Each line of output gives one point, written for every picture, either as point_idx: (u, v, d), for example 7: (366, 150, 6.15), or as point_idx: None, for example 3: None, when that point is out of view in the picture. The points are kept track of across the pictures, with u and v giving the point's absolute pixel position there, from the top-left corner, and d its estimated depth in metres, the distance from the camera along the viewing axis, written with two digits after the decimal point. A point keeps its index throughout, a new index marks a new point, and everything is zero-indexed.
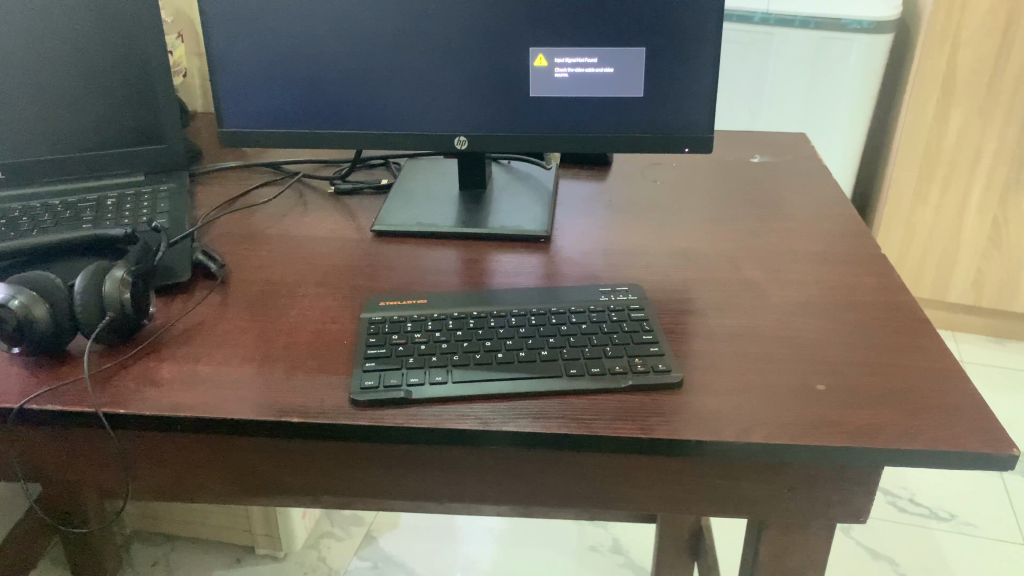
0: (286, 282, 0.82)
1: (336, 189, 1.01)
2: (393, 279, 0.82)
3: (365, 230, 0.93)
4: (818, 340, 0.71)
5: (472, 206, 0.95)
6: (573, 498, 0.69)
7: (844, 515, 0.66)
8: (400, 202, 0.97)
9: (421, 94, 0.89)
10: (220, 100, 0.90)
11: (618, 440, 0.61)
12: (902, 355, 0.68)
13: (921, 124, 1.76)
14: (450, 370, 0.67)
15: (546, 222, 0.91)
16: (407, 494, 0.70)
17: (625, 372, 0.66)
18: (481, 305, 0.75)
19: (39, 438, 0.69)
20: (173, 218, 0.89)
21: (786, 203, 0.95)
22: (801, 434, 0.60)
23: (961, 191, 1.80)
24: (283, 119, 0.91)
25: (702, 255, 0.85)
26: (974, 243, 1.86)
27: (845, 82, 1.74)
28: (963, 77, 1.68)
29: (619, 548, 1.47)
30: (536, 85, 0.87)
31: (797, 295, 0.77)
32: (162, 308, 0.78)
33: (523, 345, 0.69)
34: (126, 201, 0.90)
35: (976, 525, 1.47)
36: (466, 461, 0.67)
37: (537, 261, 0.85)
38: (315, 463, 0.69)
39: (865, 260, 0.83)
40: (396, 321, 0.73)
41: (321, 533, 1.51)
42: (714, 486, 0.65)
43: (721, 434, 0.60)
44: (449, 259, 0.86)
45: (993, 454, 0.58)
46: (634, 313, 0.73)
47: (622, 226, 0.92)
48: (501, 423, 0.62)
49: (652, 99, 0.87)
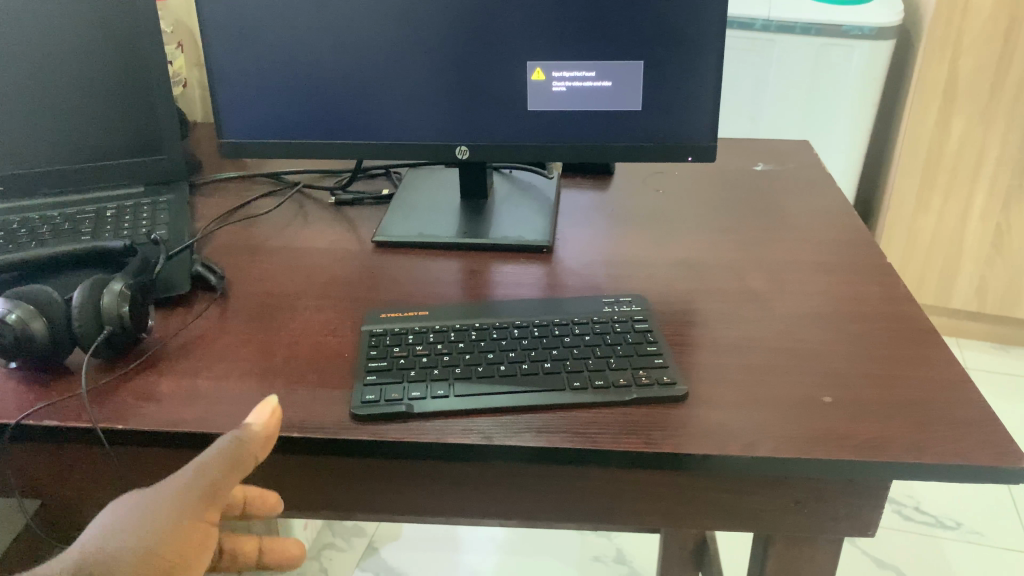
0: (287, 294, 0.81)
1: (337, 199, 1.01)
2: (393, 290, 0.81)
3: (365, 240, 0.92)
4: (823, 351, 0.70)
5: (474, 216, 0.95)
6: (578, 514, 0.68)
7: (852, 528, 0.65)
8: (401, 212, 0.96)
9: (421, 103, 0.88)
10: (220, 111, 0.90)
11: (623, 454, 0.60)
12: (908, 366, 0.67)
13: (922, 130, 1.76)
14: (452, 384, 0.66)
15: (548, 232, 0.91)
16: (410, 509, 0.69)
17: (629, 384, 0.65)
18: (482, 318, 0.74)
19: (38, 455, 0.68)
20: (172, 230, 0.88)
21: (789, 212, 0.95)
22: (808, 447, 0.59)
23: (964, 198, 1.80)
24: (284, 130, 0.91)
25: (706, 265, 0.84)
26: (977, 248, 1.85)
27: (846, 88, 1.74)
28: (963, 83, 1.67)
29: (622, 558, 1.46)
30: (534, 99, 0.87)
31: (802, 305, 0.76)
32: (161, 322, 0.77)
33: (526, 358, 0.68)
34: (125, 212, 0.90)
35: (981, 534, 1.46)
36: (469, 475, 0.66)
37: (539, 273, 0.84)
38: (316, 478, 0.68)
39: (869, 270, 0.82)
40: (397, 334, 0.72)
41: (323, 544, 1.51)
42: (720, 499, 0.65)
43: (727, 447, 0.59)
44: (450, 270, 0.86)
45: (1003, 468, 0.57)
46: (638, 325, 0.72)
47: (624, 235, 0.91)
48: (503, 438, 0.61)
49: (653, 109, 0.86)
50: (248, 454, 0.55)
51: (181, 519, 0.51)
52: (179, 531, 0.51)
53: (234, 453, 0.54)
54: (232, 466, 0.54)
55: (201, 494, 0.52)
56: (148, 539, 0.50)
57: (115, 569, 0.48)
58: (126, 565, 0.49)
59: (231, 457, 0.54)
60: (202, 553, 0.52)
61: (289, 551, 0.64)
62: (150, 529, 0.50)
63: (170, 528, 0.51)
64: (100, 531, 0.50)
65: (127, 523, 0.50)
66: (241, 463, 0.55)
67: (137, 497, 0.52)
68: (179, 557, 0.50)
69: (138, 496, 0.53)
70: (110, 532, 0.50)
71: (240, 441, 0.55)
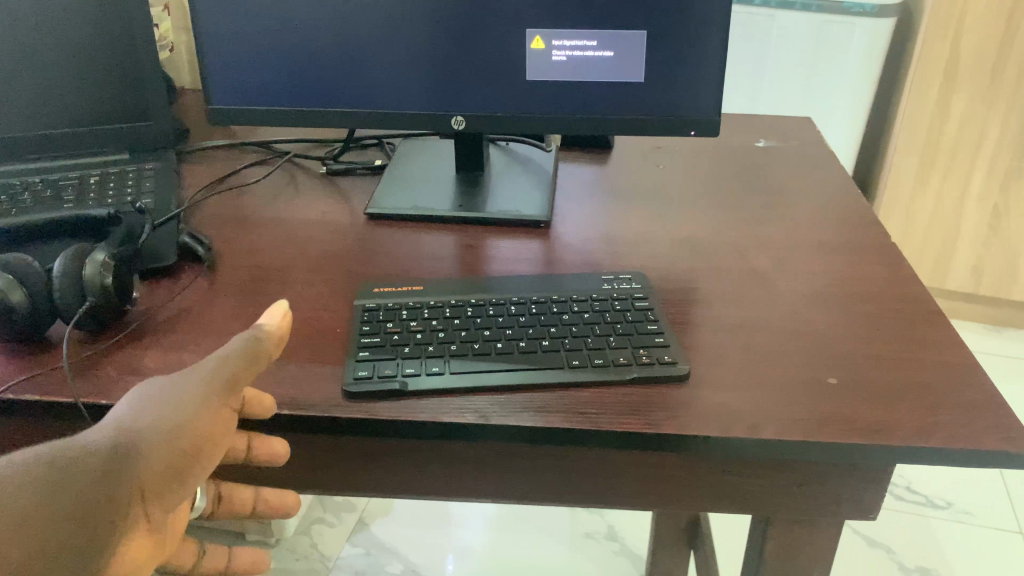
0: (277, 267, 0.79)
1: (329, 170, 0.98)
2: (387, 264, 0.79)
3: (357, 213, 0.90)
4: (827, 332, 0.68)
5: (470, 189, 0.92)
6: (575, 495, 0.66)
7: (854, 512, 0.64)
8: (395, 184, 0.94)
9: (416, 71, 0.85)
10: (208, 77, 0.87)
11: (623, 435, 0.58)
12: (915, 348, 0.66)
13: (922, 108, 1.74)
14: (447, 361, 0.64)
15: (546, 207, 0.88)
16: (402, 488, 0.68)
17: (630, 364, 0.63)
18: (479, 294, 0.72)
19: (17, 430, 0.66)
20: (158, 199, 0.86)
21: (791, 189, 0.93)
22: (812, 430, 0.58)
23: (962, 178, 1.78)
24: (274, 98, 0.88)
25: (708, 242, 0.83)
26: (973, 229, 1.84)
27: (847, 65, 1.71)
28: (965, 60, 1.65)
29: (614, 535, 1.46)
30: (534, 68, 0.84)
31: (805, 285, 0.75)
32: (146, 293, 0.75)
33: (524, 336, 0.66)
34: (109, 180, 0.87)
35: (971, 513, 1.47)
36: (464, 454, 0.65)
37: (537, 248, 0.82)
38: (307, 456, 0.66)
39: (874, 249, 0.80)
40: (391, 309, 0.70)
41: (313, 519, 1.50)
42: (720, 482, 0.63)
43: (729, 429, 0.58)
44: (446, 244, 0.83)
45: (1011, 453, 0.55)
46: (638, 303, 0.70)
47: (623, 211, 0.89)
48: (500, 417, 0.59)
49: (656, 81, 0.84)
50: (266, 350, 0.55)
51: (205, 401, 0.52)
52: (203, 414, 0.51)
53: (252, 349, 0.55)
54: (252, 361, 0.54)
55: (225, 383, 0.53)
56: (178, 418, 0.50)
57: (150, 442, 0.48)
58: (159, 439, 0.48)
59: (250, 352, 0.54)
60: (223, 437, 0.52)
61: (274, 446, 0.60)
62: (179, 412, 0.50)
63: (196, 409, 0.51)
64: (123, 413, 0.50)
65: (154, 404, 0.50)
66: (260, 358, 0.55)
67: (153, 386, 0.52)
68: (205, 436, 0.51)
69: (155, 385, 0.52)
70: (137, 412, 0.50)
71: (257, 338, 0.55)
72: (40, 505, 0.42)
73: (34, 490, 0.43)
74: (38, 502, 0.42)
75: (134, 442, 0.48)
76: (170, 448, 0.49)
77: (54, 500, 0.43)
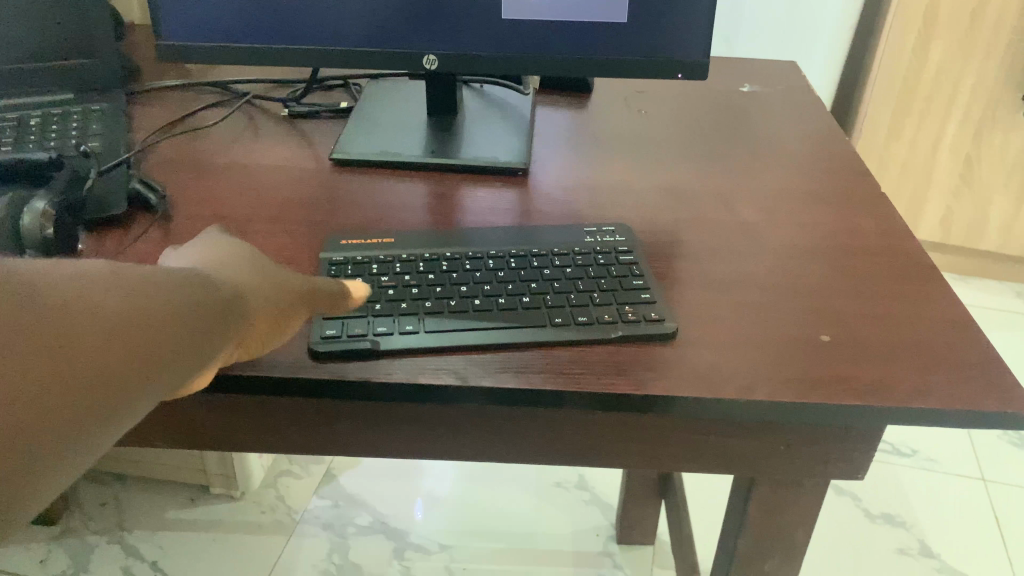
0: (237, 216, 0.73)
1: (291, 112, 0.93)
2: (356, 214, 0.75)
3: (322, 158, 0.85)
4: (817, 287, 0.66)
5: (442, 134, 0.87)
6: (555, 457, 0.64)
7: (841, 472, 0.62)
8: (362, 127, 0.88)
9: (383, 7, 0.79)
10: (155, 10, 0.80)
11: (609, 397, 0.55)
12: (908, 304, 0.64)
13: (900, 56, 1.69)
14: (422, 319, 0.60)
15: (523, 153, 0.84)
16: (374, 451, 0.64)
17: (615, 322, 0.60)
18: (453, 247, 0.68)
19: None
20: (106, 142, 0.79)
21: (777, 136, 0.89)
22: (806, 391, 0.55)
23: (936, 128, 1.76)
24: (231, 32, 0.81)
25: (692, 192, 0.79)
26: (946, 178, 1.83)
27: (825, 9, 1.66)
28: (945, 7, 1.60)
29: (584, 484, 1.45)
30: (509, 7, 0.79)
31: (794, 238, 0.72)
32: (93, 245, 0.69)
33: (503, 292, 0.63)
34: (52, 120, 0.80)
35: (936, 461, 1.49)
36: (439, 417, 0.61)
37: (513, 197, 0.78)
38: (274, 419, 0.62)
39: (863, 200, 0.78)
40: (360, 262, 0.65)
41: (280, 471, 1.47)
42: (706, 443, 0.61)
43: (720, 390, 0.55)
44: (417, 192, 0.79)
45: (1009, 414, 0.54)
46: (622, 257, 0.67)
47: (603, 159, 0.85)
48: (479, 378, 0.56)
49: (640, 21, 0.79)
50: (346, 304, 0.59)
51: (281, 292, 0.53)
52: (283, 300, 0.53)
53: (335, 294, 0.58)
54: (333, 300, 0.58)
55: (310, 297, 0.56)
56: (266, 292, 0.52)
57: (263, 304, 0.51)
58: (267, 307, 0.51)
59: (333, 296, 0.58)
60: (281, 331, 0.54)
61: None
62: (282, 295, 0.53)
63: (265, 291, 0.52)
64: (208, 267, 0.51)
65: (264, 275, 0.53)
66: (324, 292, 0.57)
67: (256, 258, 0.55)
68: (276, 321, 0.52)
69: (251, 257, 0.54)
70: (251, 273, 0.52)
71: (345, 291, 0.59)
72: (189, 309, 0.43)
73: (167, 297, 0.41)
74: (173, 306, 0.41)
75: (237, 288, 0.49)
76: (271, 320, 0.52)
77: (181, 314, 0.42)
